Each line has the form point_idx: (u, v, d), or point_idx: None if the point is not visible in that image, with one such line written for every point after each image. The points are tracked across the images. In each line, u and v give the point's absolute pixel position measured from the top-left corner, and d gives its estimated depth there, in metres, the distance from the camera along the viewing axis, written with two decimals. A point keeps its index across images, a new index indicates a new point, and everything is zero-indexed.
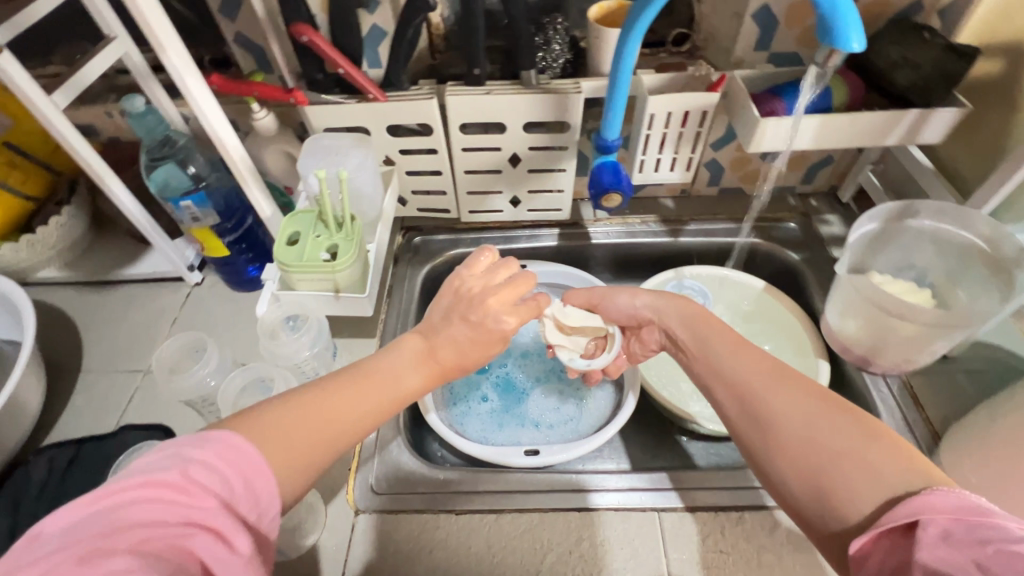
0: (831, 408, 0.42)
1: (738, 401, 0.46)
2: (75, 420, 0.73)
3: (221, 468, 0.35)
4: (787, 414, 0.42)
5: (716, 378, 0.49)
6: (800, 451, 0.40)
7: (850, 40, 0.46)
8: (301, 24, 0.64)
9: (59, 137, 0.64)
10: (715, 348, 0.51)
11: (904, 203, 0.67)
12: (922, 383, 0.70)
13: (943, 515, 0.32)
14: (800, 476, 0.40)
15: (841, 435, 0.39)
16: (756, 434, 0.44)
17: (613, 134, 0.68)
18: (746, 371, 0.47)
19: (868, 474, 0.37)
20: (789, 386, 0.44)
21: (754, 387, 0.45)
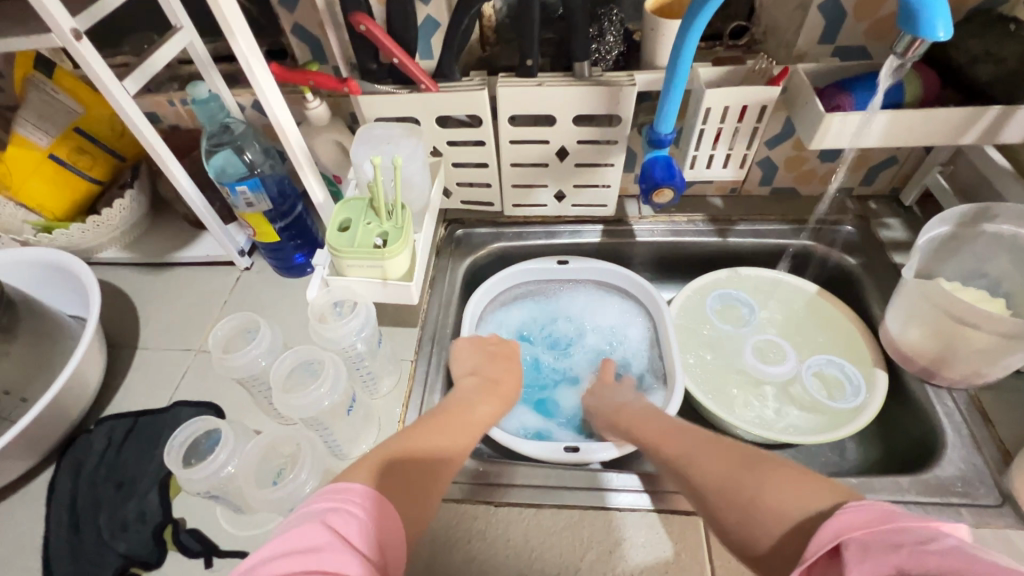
0: (734, 451, 0.50)
1: (667, 461, 0.55)
2: (130, 394, 0.76)
3: (343, 509, 0.41)
4: (711, 469, 0.50)
5: (660, 448, 0.57)
6: (723, 496, 0.47)
7: (936, 28, 0.44)
8: (360, 13, 0.64)
9: (128, 122, 0.67)
10: (652, 423, 0.61)
11: (979, 206, 0.63)
12: (992, 398, 0.65)
13: (858, 530, 0.35)
14: (730, 512, 0.46)
15: (756, 476, 0.46)
16: (693, 488, 0.51)
17: (667, 128, 0.67)
18: (675, 439, 0.56)
19: (778, 504, 0.43)
20: (700, 443, 0.54)
21: (686, 451, 0.54)
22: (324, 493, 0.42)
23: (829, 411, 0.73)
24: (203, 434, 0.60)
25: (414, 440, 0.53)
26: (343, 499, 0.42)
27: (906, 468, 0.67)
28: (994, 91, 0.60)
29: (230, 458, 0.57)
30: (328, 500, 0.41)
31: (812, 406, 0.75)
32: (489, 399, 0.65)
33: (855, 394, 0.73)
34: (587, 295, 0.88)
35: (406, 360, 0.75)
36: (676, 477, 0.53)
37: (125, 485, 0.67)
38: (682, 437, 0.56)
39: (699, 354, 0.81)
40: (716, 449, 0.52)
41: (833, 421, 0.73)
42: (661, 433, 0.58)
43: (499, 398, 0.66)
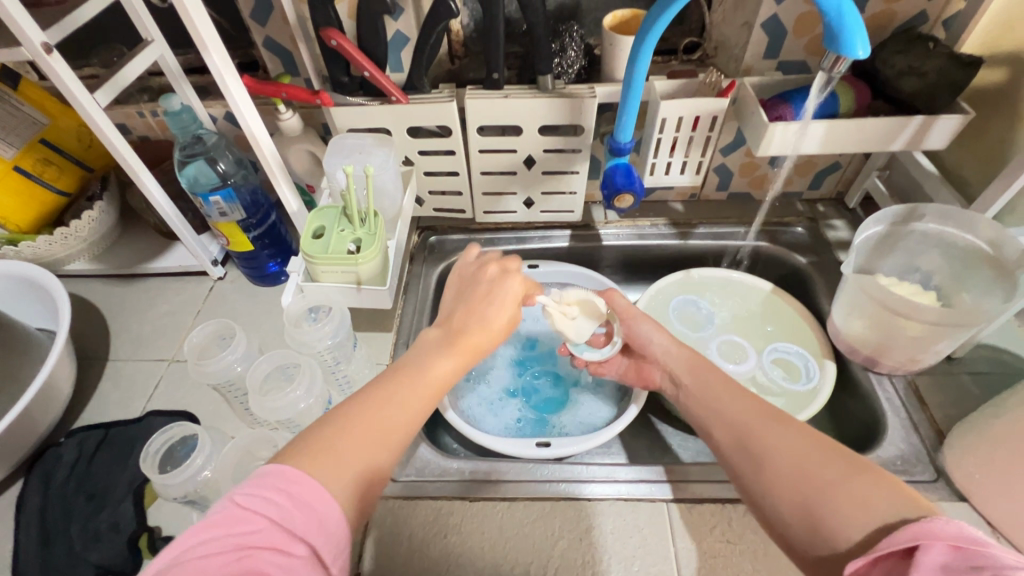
0: (811, 435, 0.47)
1: (727, 432, 0.51)
2: (101, 405, 0.76)
3: (278, 498, 0.38)
4: (781, 450, 0.46)
5: (716, 419, 0.53)
6: (791, 480, 0.44)
7: (855, 46, 0.49)
8: (330, 29, 0.67)
9: (98, 134, 0.67)
10: (709, 387, 0.57)
11: (909, 207, 0.69)
12: (928, 383, 0.71)
13: (942, 539, 0.34)
14: (794, 501, 0.44)
15: (832, 466, 0.43)
16: (752, 465, 0.47)
17: (626, 137, 0.71)
18: (740, 411, 0.52)
19: (858, 503, 0.40)
20: (777, 420, 0.49)
21: (748, 426, 0.50)
22: (260, 477, 0.39)
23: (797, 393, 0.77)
24: (179, 440, 0.60)
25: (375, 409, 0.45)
26: (279, 489, 0.38)
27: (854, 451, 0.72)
28: (917, 102, 0.66)
29: (206, 463, 0.58)
30: (262, 491, 0.38)
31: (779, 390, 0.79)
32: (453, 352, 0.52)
33: (808, 381, 0.78)
34: None
35: (381, 364, 0.77)
36: (729, 449, 0.51)
37: (97, 495, 0.67)
38: (739, 412, 0.52)
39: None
40: (789, 429, 0.48)
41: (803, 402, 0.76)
42: (720, 393, 0.55)
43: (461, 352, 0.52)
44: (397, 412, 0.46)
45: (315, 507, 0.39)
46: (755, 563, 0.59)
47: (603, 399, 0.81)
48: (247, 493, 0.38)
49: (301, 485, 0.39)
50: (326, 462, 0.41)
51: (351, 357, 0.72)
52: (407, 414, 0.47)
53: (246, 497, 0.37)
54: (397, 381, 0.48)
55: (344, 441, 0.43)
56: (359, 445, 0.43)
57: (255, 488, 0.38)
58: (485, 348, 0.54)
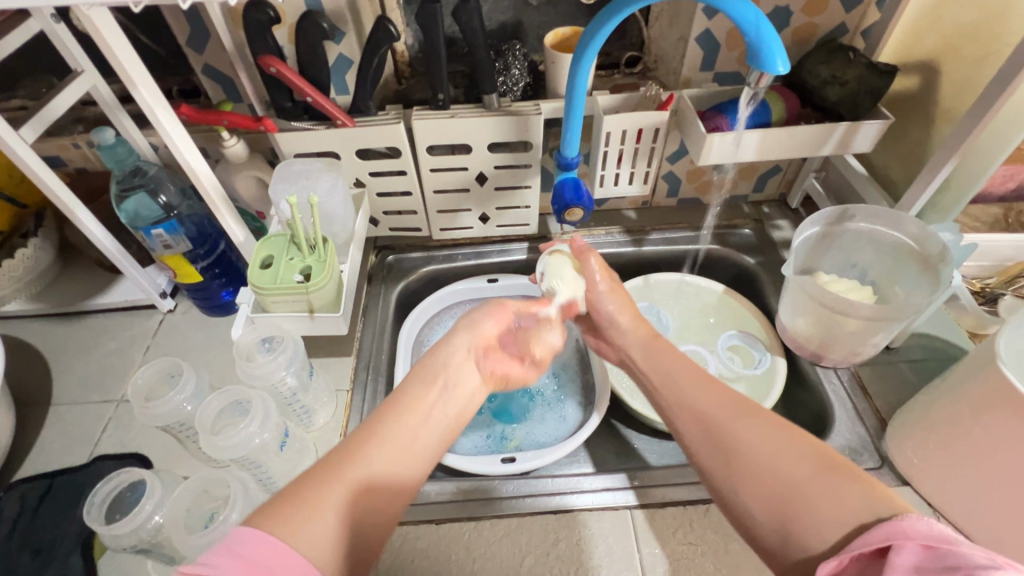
0: (780, 428, 0.44)
1: (695, 424, 0.48)
2: (44, 454, 0.72)
3: (238, 568, 0.33)
4: (752, 443, 0.43)
5: (682, 410, 0.50)
6: (762, 478, 0.41)
7: (775, 63, 0.51)
8: (268, 56, 0.66)
9: (26, 171, 0.64)
10: (673, 376, 0.54)
11: (842, 208, 0.72)
12: (869, 373, 0.75)
13: (915, 540, 0.32)
14: (764, 501, 0.41)
15: (806, 464, 0.41)
16: (721, 459, 0.45)
17: (572, 152, 0.72)
18: (707, 400, 0.49)
19: (834, 502, 0.38)
20: (745, 411, 0.46)
21: (715, 416, 0.47)
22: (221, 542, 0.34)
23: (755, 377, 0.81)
24: (128, 487, 0.58)
25: (347, 460, 0.42)
26: (240, 555, 0.34)
27: None
28: (842, 109, 0.70)
29: (157, 508, 0.56)
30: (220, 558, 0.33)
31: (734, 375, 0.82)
32: (423, 394, 0.50)
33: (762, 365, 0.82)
34: None
35: (342, 391, 0.76)
36: (695, 443, 0.47)
37: (44, 550, 0.64)
38: (706, 402, 0.49)
39: (629, 366, 0.85)
40: (757, 419, 0.45)
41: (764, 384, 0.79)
42: (680, 379, 0.53)
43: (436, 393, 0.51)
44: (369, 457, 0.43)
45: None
46: (716, 562, 0.61)
47: (564, 419, 0.81)
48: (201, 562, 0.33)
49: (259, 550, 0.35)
50: (290, 517, 0.37)
51: (308, 386, 0.71)
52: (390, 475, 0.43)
53: (202, 568, 0.33)
54: (371, 435, 0.45)
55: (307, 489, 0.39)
56: (326, 489, 0.40)
57: (212, 557, 0.33)
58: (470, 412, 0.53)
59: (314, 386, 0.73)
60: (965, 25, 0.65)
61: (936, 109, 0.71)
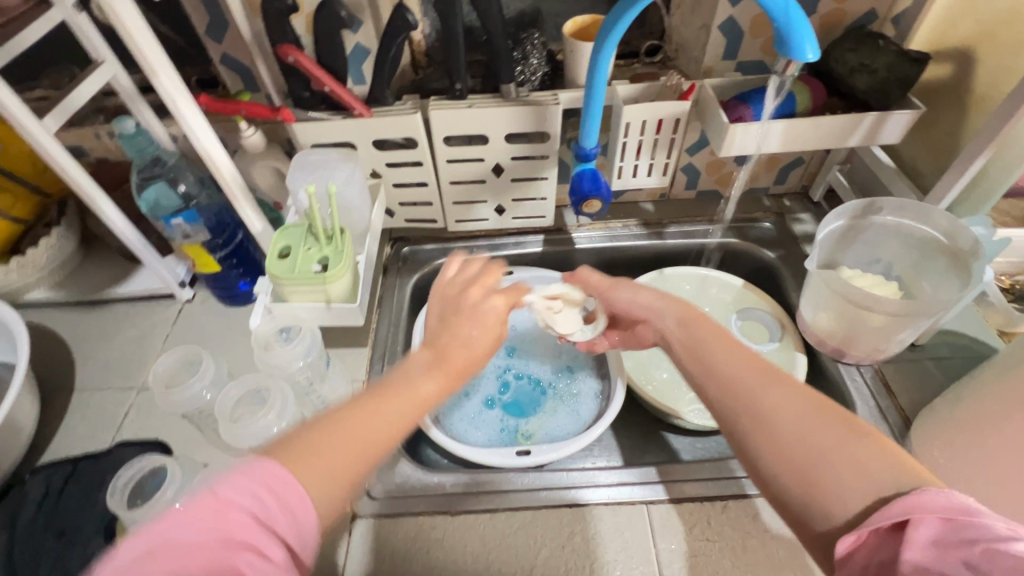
0: (807, 394, 0.42)
1: (720, 388, 0.44)
2: (67, 439, 0.73)
3: (263, 496, 0.33)
4: (778, 409, 0.41)
5: (701, 370, 0.46)
6: (789, 445, 0.39)
7: (805, 50, 0.50)
8: (286, 45, 0.66)
9: (50, 161, 0.65)
10: (700, 343, 0.48)
11: (868, 201, 0.70)
12: (893, 371, 0.73)
13: (932, 514, 0.32)
14: (785, 469, 0.39)
15: (833, 433, 0.39)
16: (746, 423, 0.42)
17: (591, 143, 0.71)
18: (733, 367, 0.44)
19: (857, 470, 0.37)
20: (775, 377, 0.43)
21: (740, 379, 0.43)
22: (247, 467, 0.34)
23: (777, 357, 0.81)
24: (150, 473, 0.59)
25: (375, 435, 0.39)
26: (272, 488, 0.34)
27: None
28: (870, 98, 0.68)
29: (178, 493, 0.56)
30: (239, 484, 0.33)
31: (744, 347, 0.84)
32: (432, 365, 0.45)
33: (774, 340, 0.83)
34: None
35: (358, 381, 0.76)
36: (714, 401, 0.44)
37: (67, 533, 0.65)
38: (733, 366, 0.45)
39: (657, 371, 0.83)
40: (786, 388, 0.42)
41: (786, 364, 0.80)
42: (704, 340, 0.48)
43: (442, 373, 0.45)
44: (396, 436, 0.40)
45: (300, 514, 0.34)
46: (734, 559, 0.60)
47: (578, 413, 0.80)
48: (227, 484, 0.33)
49: (283, 482, 0.34)
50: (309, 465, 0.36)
51: (324, 376, 0.71)
52: (388, 428, 0.40)
53: (229, 490, 0.33)
54: (377, 395, 0.41)
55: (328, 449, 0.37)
56: (350, 462, 0.37)
57: (237, 479, 0.33)
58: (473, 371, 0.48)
59: (331, 377, 0.73)
60: (1002, 11, 0.63)
61: (970, 99, 0.69)
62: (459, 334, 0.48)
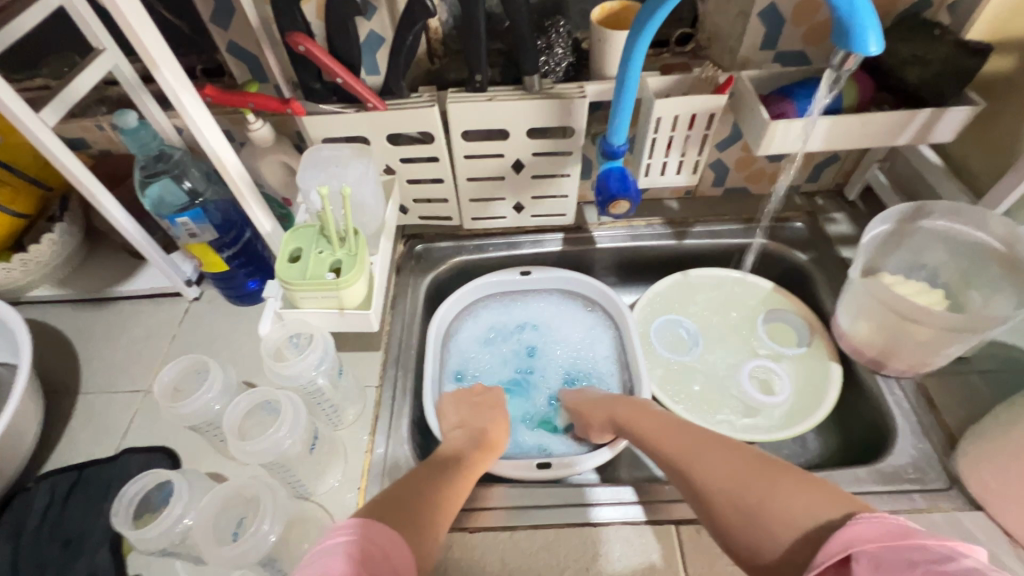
0: (737, 453, 0.50)
1: (671, 467, 0.54)
2: (72, 444, 0.71)
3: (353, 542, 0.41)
4: (712, 474, 0.49)
5: (652, 455, 0.57)
6: (729, 506, 0.46)
7: (867, 43, 0.45)
8: (297, 33, 0.61)
9: (49, 156, 0.61)
10: (645, 427, 0.60)
11: (916, 204, 0.66)
12: (936, 384, 0.69)
13: (870, 543, 0.36)
14: (736, 526, 0.45)
15: (762, 480, 0.45)
16: (687, 490, 0.51)
17: (619, 140, 0.67)
18: (667, 440, 0.56)
19: (788, 517, 0.41)
20: (707, 446, 0.52)
21: (680, 458, 0.53)
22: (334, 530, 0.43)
23: (805, 363, 0.78)
24: (155, 488, 0.56)
25: (430, 491, 0.51)
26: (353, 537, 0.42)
27: (862, 458, 0.70)
28: (923, 92, 0.63)
29: (186, 511, 0.54)
30: (338, 536, 0.42)
31: (772, 351, 0.81)
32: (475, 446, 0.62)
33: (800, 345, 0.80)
34: (554, 303, 0.88)
35: (370, 387, 0.73)
36: (671, 477, 0.54)
37: (72, 544, 0.63)
38: (667, 438, 0.56)
39: (689, 383, 0.80)
40: (718, 450, 0.51)
41: (816, 371, 0.77)
42: (641, 425, 0.61)
43: (487, 446, 0.63)
44: (449, 494, 0.52)
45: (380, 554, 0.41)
46: None
47: None
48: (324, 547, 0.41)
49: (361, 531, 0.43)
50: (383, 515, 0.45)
51: (337, 383, 0.68)
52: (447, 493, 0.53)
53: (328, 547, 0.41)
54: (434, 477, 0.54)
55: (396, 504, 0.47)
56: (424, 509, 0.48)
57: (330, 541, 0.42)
58: (500, 443, 0.66)
59: (344, 384, 0.70)
60: None
61: None
62: (492, 410, 0.70)
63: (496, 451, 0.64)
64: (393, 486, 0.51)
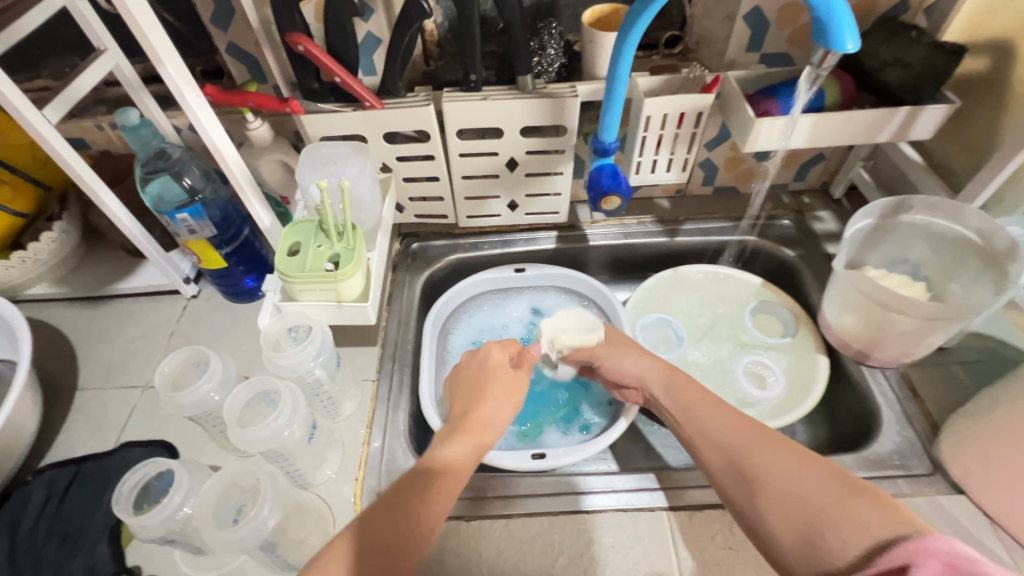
0: (800, 456, 0.49)
1: (723, 456, 0.53)
2: (70, 439, 0.72)
3: None
4: (775, 472, 0.49)
5: (702, 440, 0.56)
6: (791, 509, 0.46)
7: (845, 41, 0.48)
8: (296, 33, 0.63)
9: (51, 152, 0.62)
10: (691, 409, 0.59)
11: (897, 199, 0.68)
12: (919, 375, 0.71)
13: (932, 556, 0.33)
14: (792, 530, 0.45)
15: (828, 490, 0.46)
16: (741, 482, 0.50)
17: (610, 137, 0.68)
18: (721, 428, 0.55)
19: (857, 528, 0.42)
20: (769, 442, 0.51)
21: (738, 448, 0.52)
22: None
23: (793, 355, 0.80)
24: (155, 477, 0.57)
25: (415, 499, 0.50)
26: None
27: (848, 446, 0.72)
28: (902, 93, 0.65)
29: (186, 499, 0.54)
30: None
31: (761, 344, 0.82)
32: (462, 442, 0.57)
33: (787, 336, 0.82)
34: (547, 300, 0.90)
35: (367, 381, 0.74)
36: (719, 466, 0.53)
37: (70, 537, 0.64)
38: (717, 423, 0.55)
39: None
40: (779, 450, 0.50)
41: (804, 363, 0.79)
42: (695, 406, 0.59)
43: (472, 437, 0.58)
44: (435, 507, 0.50)
45: None
46: (757, 568, 0.59)
47: (594, 412, 0.79)
48: None
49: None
50: (336, 565, 0.44)
51: (334, 376, 0.69)
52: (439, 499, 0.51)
53: None
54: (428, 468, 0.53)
55: (353, 545, 0.46)
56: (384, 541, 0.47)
57: None
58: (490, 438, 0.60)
59: (341, 378, 0.71)
60: None
61: (1007, 94, 0.66)
62: (477, 402, 0.63)
63: (483, 442, 0.59)
64: (427, 489, 0.51)
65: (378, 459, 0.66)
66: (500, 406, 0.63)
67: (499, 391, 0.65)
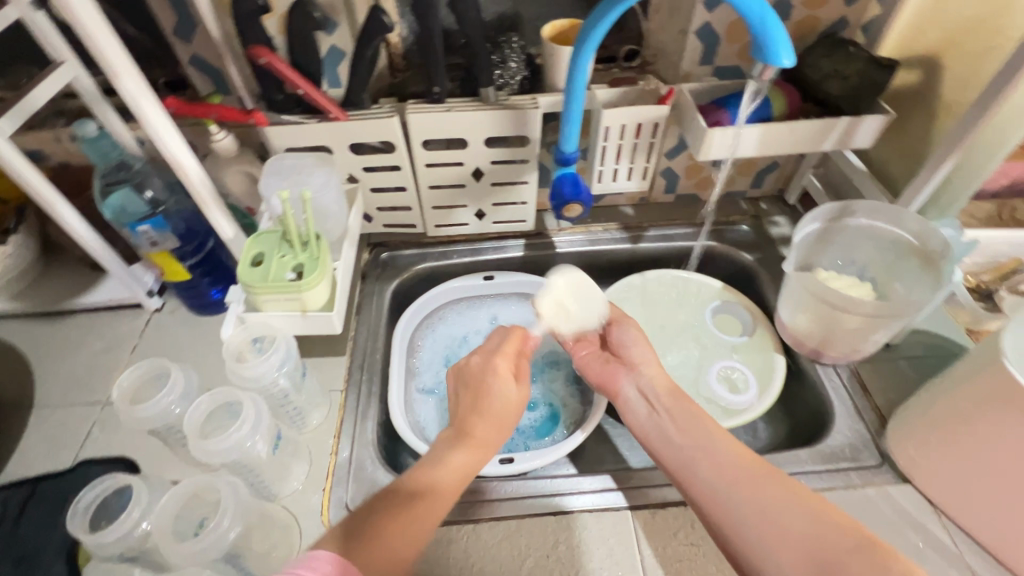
0: (811, 500, 0.49)
1: (725, 477, 0.52)
2: (26, 458, 0.70)
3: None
4: (789, 509, 0.48)
5: (701, 457, 0.54)
6: (803, 542, 0.45)
7: (780, 57, 0.50)
8: (259, 46, 0.63)
9: (4, 165, 0.61)
10: (695, 425, 0.58)
11: (843, 204, 0.72)
12: (869, 370, 0.75)
13: None
14: (806, 565, 0.44)
15: (844, 537, 0.45)
16: (744, 506, 0.49)
17: (571, 147, 0.70)
18: (727, 452, 0.54)
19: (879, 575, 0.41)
20: (778, 479, 0.51)
21: (746, 474, 0.51)
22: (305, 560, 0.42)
23: (751, 354, 0.83)
24: (115, 492, 0.56)
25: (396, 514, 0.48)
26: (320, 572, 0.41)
27: (805, 441, 0.74)
28: (844, 104, 0.69)
29: (144, 514, 0.53)
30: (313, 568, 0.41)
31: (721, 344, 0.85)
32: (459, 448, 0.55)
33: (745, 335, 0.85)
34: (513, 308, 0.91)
35: (335, 391, 0.75)
36: (719, 486, 0.51)
37: (25, 559, 0.62)
38: (723, 449, 0.54)
39: None
40: (787, 488, 0.50)
41: (761, 364, 0.82)
42: (696, 419, 0.58)
43: (470, 450, 0.56)
44: (411, 533, 0.48)
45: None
46: (719, 562, 0.60)
47: (561, 417, 0.81)
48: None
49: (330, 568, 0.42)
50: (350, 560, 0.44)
51: (300, 386, 0.69)
52: (429, 516, 0.49)
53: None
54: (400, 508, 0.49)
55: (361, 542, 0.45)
56: (388, 552, 0.46)
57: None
58: (495, 443, 0.58)
59: (307, 388, 0.71)
60: (969, 19, 0.65)
61: (938, 105, 0.71)
62: (479, 412, 0.58)
63: (485, 450, 0.57)
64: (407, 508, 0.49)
65: (347, 467, 0.66)
66: (503, 417, 0.59)
67: (503, 411, 0.59)
